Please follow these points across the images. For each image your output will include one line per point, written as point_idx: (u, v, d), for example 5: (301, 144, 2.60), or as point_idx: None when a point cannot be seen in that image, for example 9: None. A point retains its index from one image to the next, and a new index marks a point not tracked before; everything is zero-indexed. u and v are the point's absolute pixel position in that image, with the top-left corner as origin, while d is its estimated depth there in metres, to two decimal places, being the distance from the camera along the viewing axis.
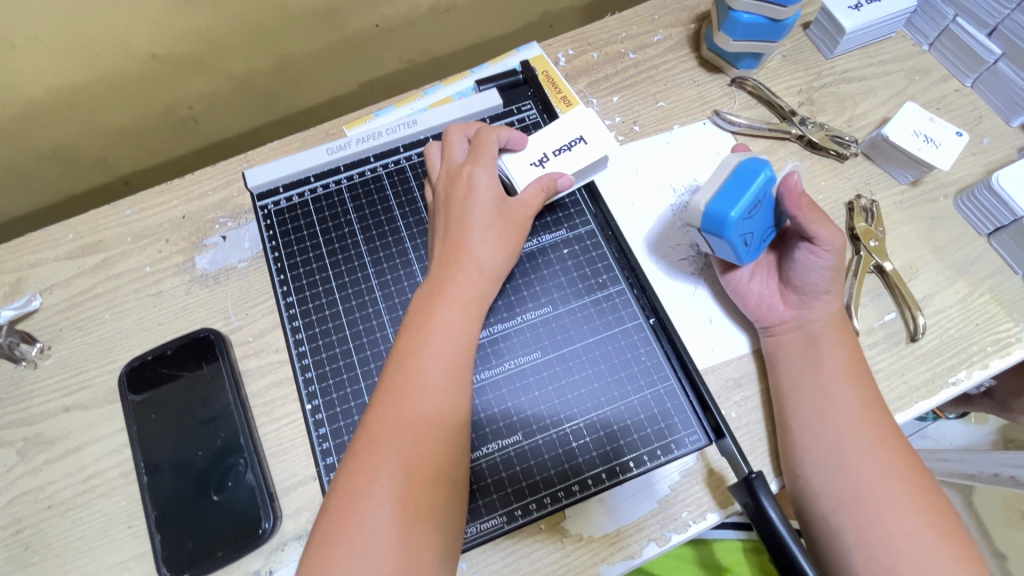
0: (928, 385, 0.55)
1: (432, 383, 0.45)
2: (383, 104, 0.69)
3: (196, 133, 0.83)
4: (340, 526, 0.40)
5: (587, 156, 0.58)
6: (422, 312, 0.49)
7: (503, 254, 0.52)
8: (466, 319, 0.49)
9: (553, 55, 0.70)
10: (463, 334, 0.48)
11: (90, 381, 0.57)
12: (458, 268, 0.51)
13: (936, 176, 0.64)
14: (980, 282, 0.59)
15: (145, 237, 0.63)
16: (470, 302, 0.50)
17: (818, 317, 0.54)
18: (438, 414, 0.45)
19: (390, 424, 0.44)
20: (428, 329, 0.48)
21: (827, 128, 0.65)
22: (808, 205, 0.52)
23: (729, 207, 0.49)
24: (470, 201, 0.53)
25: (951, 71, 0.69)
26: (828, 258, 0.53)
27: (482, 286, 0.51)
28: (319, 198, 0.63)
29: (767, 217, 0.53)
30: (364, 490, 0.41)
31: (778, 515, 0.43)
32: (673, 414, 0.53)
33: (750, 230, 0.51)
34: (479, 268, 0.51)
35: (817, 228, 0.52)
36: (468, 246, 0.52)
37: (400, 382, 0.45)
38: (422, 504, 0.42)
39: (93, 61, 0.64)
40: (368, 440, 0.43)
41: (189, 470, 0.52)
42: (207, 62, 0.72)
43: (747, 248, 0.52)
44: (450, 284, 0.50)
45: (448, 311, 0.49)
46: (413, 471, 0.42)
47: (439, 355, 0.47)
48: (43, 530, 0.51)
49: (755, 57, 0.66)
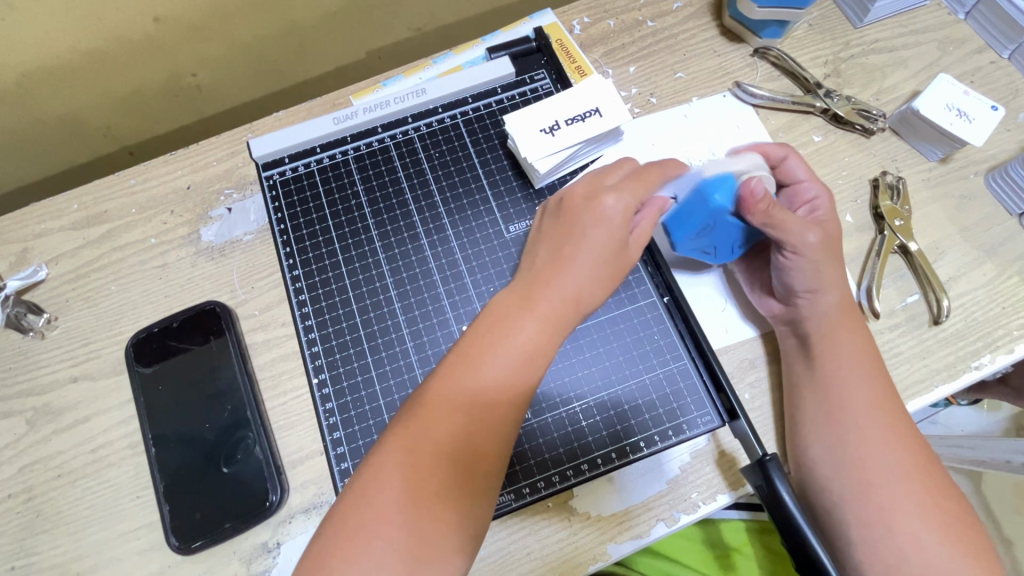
0: (949, 369, 0.53)
1: (494, 399, 0.40)
2: (391, 73, 0.67)
3: (200, 101, 0.82)
4: (361, 507, 0.37)
5: (598, 127, 0.57)
6: (500, 318, 0.42)
7: (603, 289, 0.44)
8: (547, 344, 0.42)
9: (567, 23, 0.67)
10: (538, 358, 0.42)
11: (97, 351, 0.56)
12: (551, 284, 0.43)
13: (967, 153, 0.61)
14: (1009, 264, 0.57)
15: (150, 208, 0.62)
16: (554, 324, 0.42)
17: (815, 309, 0.51)
18: (492, 437, 0.40)
19: (437, 427, 0.39)
20: (503, 340, 0.41)
21: (854, 101, 0.62)
22: (767, 209, 0.47)
23: (673, 228, 0.52)
24: (587, 225, 0.45)
25: (988, 42, 0.65)
26: (799, 260, 0.51)
27: (570, 314, 0.43)
28: (326, 169, 0.61)
29: (734, 233, 0.51)
30: (388, 482, 0.38)
31: (791, 498, 0.42)
32: (686, 394, 0.52)
33: (706, 246, 0.53)
34: (574, 292, 0.43)
35: (782, 231, 0.49)
36: (568, 265, 0.44)
37: (458, 385, 0.40)
38: (444, 521, 0.37)
39: (92, 24, 0.62)
40: (406, 431, 0.39)
41: (197, 442, 0.51)
42: (209, 27, 0.70)
43: (712, 256, 0.54)
44: (536, 296, 0.43)
45: (529, 327, 0.42)
46: (446, 481, 0.38)
47: (508, 375, 0.41)
48: (54, 498, 0.52)
49: (780, 26, 0.63)
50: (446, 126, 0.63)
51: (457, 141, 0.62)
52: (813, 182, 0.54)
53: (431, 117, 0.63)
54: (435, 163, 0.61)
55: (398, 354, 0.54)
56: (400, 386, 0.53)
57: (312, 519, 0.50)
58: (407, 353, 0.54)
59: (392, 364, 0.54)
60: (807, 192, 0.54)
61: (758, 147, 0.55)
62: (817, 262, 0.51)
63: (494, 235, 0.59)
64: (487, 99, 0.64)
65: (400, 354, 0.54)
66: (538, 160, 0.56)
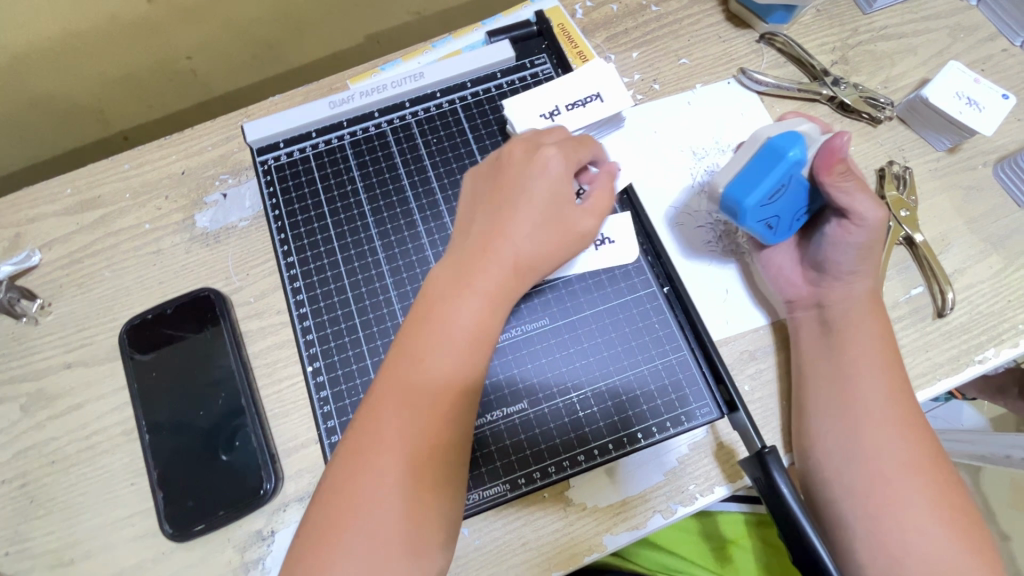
0: (952, 362, 0.52)
1: (446, 373, 0.40)
2: (388, 57, 0.66)
3: (195, 84, 0.80)
4: (336, 506, 0.37)
5: (618, 254, 0.56)
6: (439, 293, 0.42)
7: (546, 248, 0.44)
8: (490, 316, 0.41)
9: (569, 7, 0.66)
10: (487, 327, 0.41)
11: (91, 337, 0.56)
12: (490, 253, 0.43)
13: (976, 142, 0.60)
14: (1016, 256, 0.56)
15: (144, 193, 0.61)
16: (498, 291, 0.42)
17: (847, 293, 0.51)
18: (451, 409, 0.39)
19: (393, 408, 0.39)
20: (444, 319, 0.40)
21: (861, 89, 0.61)
22: (843, 172, 0.47)
23: (745, 194, 0.46)
24: (527, 189, 0.45)
25: (1000, 29, 0.64)
26: (856, 236, 0.49)
27: (512, 280, 0.43)
28: (322, 154, 0.60)
29: (799, 198, 0.49)
30: (360, 479, 0.37)
31: (789, 489, 0.41)
32: (685, 385, 0.52)
33: (772, 215, 0.49)
34: (516, 259, 0.43)
35: (850, 199, 0.48)
36: (508, 234, 0.43)
37: (406, 370, 0.40)
38: (418, 503, 0.37)
39: (84, 4, 0.61)
40: (366, 417, 0.39)
41: (191, 429, 0.51)
42: (204, 8, 0.69)
43: (771, 230, 0.50)
44: (477, 268, 0.42)
45: (474, 296, 0.41)
46: (414, 461, 0.38)
47: (455, 354, 0.40)
48: (47, 484, 0.52)
49: (787, 10, 0.61)
50: (444, 111, 0.62)
51: (455, 126, 0.61)
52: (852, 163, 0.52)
53: (429, 102, 0.62)
54: (432, 149, 0.60)
55: (393, 342, 0.54)
56: None
57: (306, 507, 0.50)
58: None
59: (387, 353, 0.53)
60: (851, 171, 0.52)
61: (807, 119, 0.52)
62: (869, 242, 0.50)
63: None
64: (487, 84, 0.62)
65: (395, 343, 0.54)
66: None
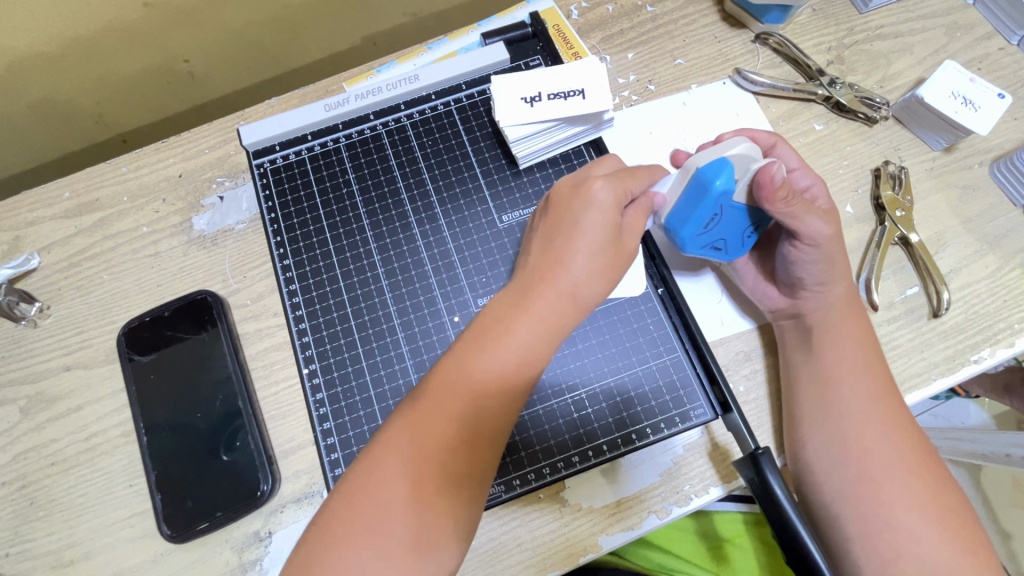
0: (947, 362, 0.52)
1: (496, 393, 0.40)
2: (384, 60, 0.66)
3: (193, 86, 0.81)
4: (358, 503, 0.36)
5: (621, 286, 0.55)
6: (497, 320, 0.41)
7: (605, 281, 0.42)
8: (544, 346, 0.41)
9: (565, 8, 0.66)
10: (538, 360, 0.41)
11: (90, 340, 0.56)
12: (549, 284, 0.41)
13: (972, 142, 0.60)
14: (1012, 256, 0.56)
15: (142, 196, 0.61)
16: (553, 325, 0.41)
17: (823, 301, 0.51)
18: (495, 426, 0.40)
19: (437, 421, 0.38)
20: (495, 343, 0.40)
21: (857, 89, 0.61)
22: (784, 197, 0.45)
23: (679, 226, 0.48)
24: (581, 212, 0.43)
25: (997, 28, 0.63)
26: (812, 253, 0.49)
27: (568, 314, 0.42)
28: (317, 157, 0.60)
29: (740, 220, 0.48)
30: (394, 484, 0.37)
31: (782, 490, 0.41)
32: (680, 386, 0.52)
33: (713, 239, 0.49)
34: (574, 292, 0.41)
35: (797, 223, 0.47)
36: (566, 262, 0.42)
37: (456, 389, 0.39)
38: (445, 510, 0.37)
39: (81, 9, 0.61)
40: (409, 423, 0.38)
41: (189, 431, 0.51)
42: (201, 12, 0.69)
43: (722, 250, 0.51)
44: (534, 297, 0.41)
45: (530, 326, 0.40)
46: (450, 472, 0.38)
47: (504, 376, 0.40)
48: (47, 486, 0.52)
49: (783, 10, 0.61)
50: (439, 113, 0.62)
51: (450, 128, 0.61)
52: (807, 171, 0.53)
53: (424, 105, 0.62)
54: (427, 151, 0.60)
55: (388, 344, 0.54)
56: (390, 376, 0.53)
57: (303, 508, 0.50)
58: (398, 344, 0.54)
59: (382, 355, 0.53)
60: (801, 180, 0.52)
61: (746, 134, 0.55)
62: (829, 257, 0.49)
63: (487, 225, 0.58)
64: (482, 86, 0.62)
65: (391, 346, 0.54)
66: (509, 127, 0.56)
